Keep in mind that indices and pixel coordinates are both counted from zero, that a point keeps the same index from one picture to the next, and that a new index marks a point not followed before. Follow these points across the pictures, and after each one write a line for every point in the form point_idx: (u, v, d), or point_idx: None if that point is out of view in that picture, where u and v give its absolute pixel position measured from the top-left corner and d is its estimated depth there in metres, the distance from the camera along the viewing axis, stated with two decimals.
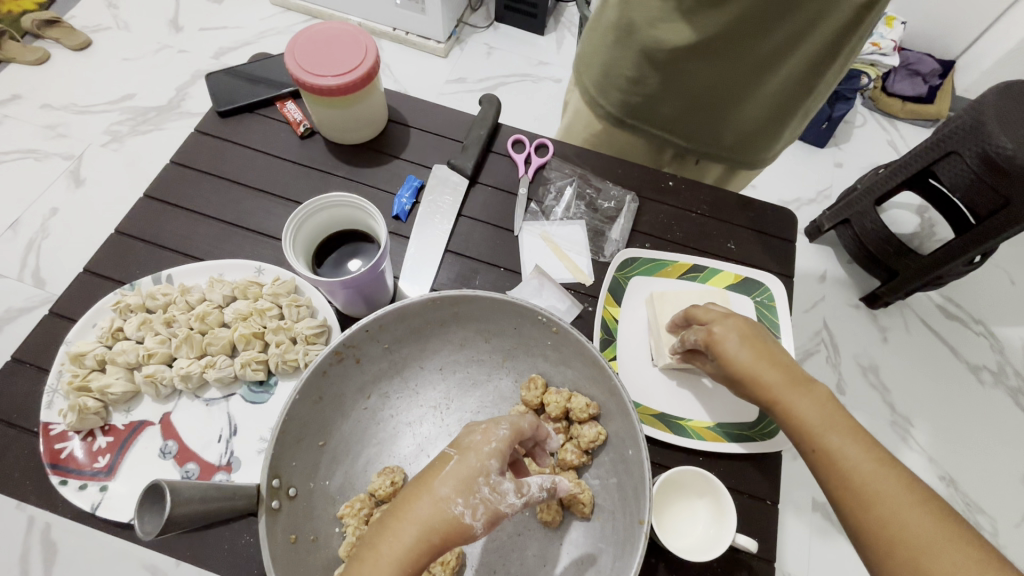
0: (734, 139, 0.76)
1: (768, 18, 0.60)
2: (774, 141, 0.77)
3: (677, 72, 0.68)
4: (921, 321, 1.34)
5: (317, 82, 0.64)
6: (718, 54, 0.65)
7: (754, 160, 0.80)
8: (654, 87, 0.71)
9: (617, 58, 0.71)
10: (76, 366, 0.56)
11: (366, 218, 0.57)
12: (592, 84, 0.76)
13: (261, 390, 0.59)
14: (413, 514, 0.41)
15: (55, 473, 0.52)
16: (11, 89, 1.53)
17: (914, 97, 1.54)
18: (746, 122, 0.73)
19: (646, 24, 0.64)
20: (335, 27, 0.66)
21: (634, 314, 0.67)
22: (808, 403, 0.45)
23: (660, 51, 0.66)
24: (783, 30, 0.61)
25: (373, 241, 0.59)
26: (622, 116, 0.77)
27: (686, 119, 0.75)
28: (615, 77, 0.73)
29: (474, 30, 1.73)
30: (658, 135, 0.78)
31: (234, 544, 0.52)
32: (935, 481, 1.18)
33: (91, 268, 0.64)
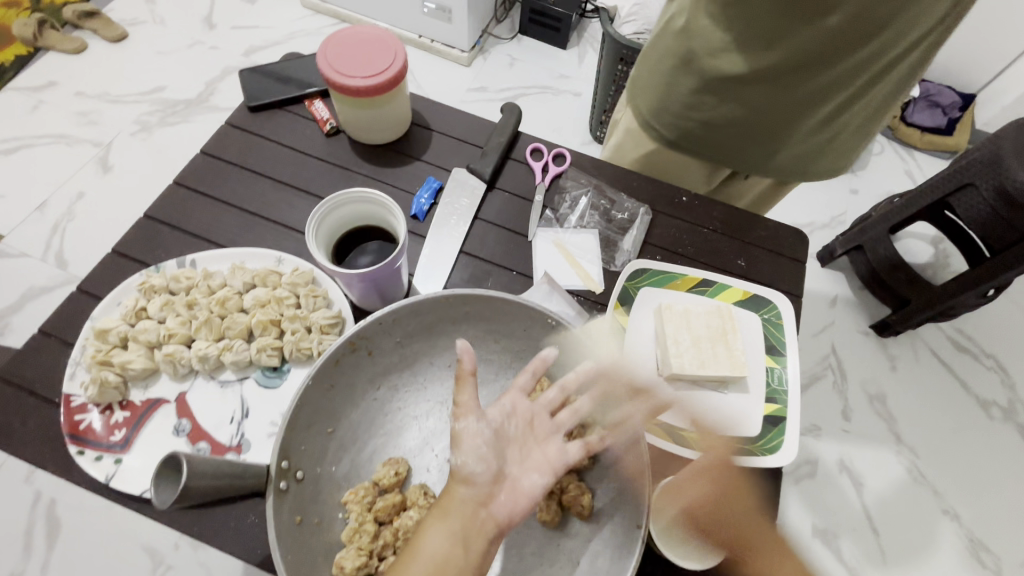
0: (784, 163, 0.78)
1: (838, 48, 0.62)
2: (825, 163, 0.80)
3: (740, 100, 0.70)
4: (931, 352, 1.33)
5: (348, 83, 0.67)
6: (784, 83, 0.66)
7: (802, 180, 0.82)
8: (713, 113, 0.72)
9: (672, 84, 0.72)
10: (100, 341, 0.58)
11: (386, 214, 0.59)
12: (644, 108, 0.77)
13: (274, 376, 0.60)
14: (448, 496, 0.49)
15: (74, 443, 0.54)
16: (48, 76, 1.58)
17: (933, 128, 1.54)
18: (802, 146, 0.76)
19: (707, 53, 0.66)
20: (365, 30, 0.68)
21: (641, 324, 0.68)
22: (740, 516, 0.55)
23: (721, 78, 0.67)
24: (852, 60, 0.64)
25: (391, 237, 0.60)
26: (673, 139, 0.78)
27: (742, 145, 0.76)
28: (670, 102, 0.74)
29: (498, 41, 1.76)
30: (709, 159, 0.79)
31: (241, 523, 0.54)
32: (938, 514, 1.16)
33: (120, 249, 0.67)
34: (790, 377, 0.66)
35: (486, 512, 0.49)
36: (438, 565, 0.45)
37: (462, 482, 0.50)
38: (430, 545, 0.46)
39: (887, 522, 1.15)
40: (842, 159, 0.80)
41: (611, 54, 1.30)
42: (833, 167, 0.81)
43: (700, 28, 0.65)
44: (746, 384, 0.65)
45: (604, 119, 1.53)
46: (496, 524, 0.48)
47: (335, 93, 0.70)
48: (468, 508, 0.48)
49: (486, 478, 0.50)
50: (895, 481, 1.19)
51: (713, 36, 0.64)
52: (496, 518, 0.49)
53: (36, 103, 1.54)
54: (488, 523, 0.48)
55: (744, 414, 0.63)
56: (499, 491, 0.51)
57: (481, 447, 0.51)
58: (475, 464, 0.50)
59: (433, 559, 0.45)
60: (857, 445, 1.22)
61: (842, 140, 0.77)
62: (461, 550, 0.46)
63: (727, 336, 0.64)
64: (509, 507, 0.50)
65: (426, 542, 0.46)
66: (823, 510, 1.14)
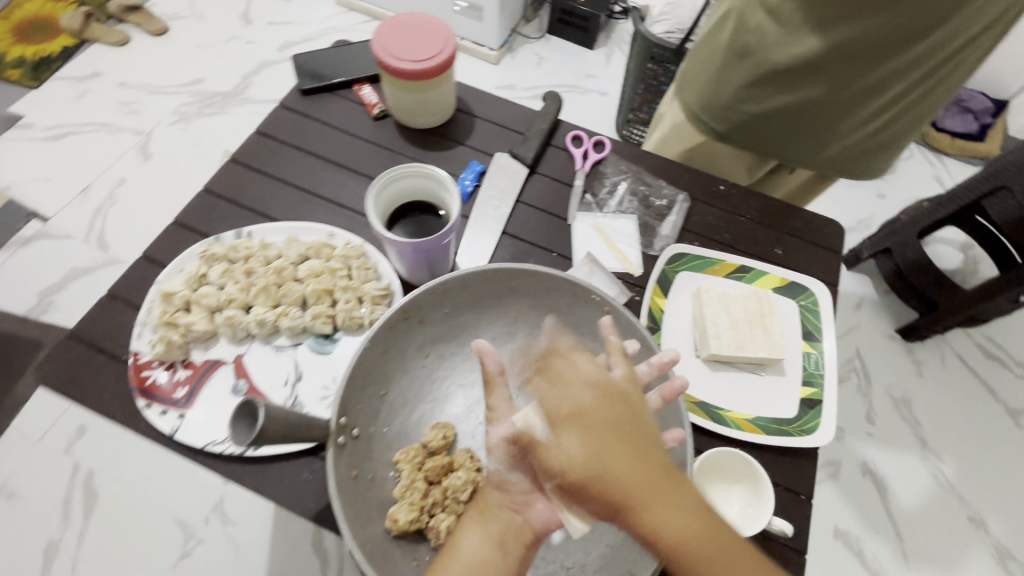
0: (834, 154, 0.79)
1: (897, 42, 0.63)
2: (874, 157, 0.81)
3: (794, 93, 0.71)
4: (958, 357, 1.32)
5: (406, 69, 0.69)
6: (839, 76, 0.68)
7: (851, 172, 0.83)
8: (765, 105, 0.74)
9: (725, 77, 0.74)
10: (165, 304, 0.62)
11: (439, 188, 0.61)
12: (695, 101, 0.80)
13: (326, 342, 0.63)
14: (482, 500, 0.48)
15: (142, 397, 0.58)
16: (92, 68, 1.63)
17: (965, 133, 1.54)
18: (853, 138, 0.77)
19: (762, 47, 0.68)
20: (412, 15, 0.71)
21: (679, 306, 0.69)
22: (674, 516, 0.35)
23: (775, 71, 0.69)
24: (910, 53, 0.64)
25: (443, 209, 0.63)
26: (724, 131, 0.80)
27: (793, 139, 0.77)
28: (722, 94, 0.76)
29: (526, 40, 1.78)
30: (757, 151, 0.81)
31: (294, 479, 0.56)
32: (963, 521, 1.15)
33: (181, 220, 0.70)
34: (826, 363, 0.67)
35: (523, 518, 0.46)
36: (477, 565, 0.42)
37: (495, 487, 0.49)
38: (468, 546, 0.44)
39: (913, 527, 1.13)
40: (893, 148, 0.81)
41: (641, 57, 1.25)
42: (886, 154, 0.82)
43: (755, 23, 0.67)
44: (783, 367, 0.66)
45: (632, 117, 1.45)
46: (534, 530, 0.46)
47: (391, 81, 0.73)
48: (502, 513, 0.47)
49: (523, 486, 0.48)
50: (921, 486, 1.17)
51: (769, 30, 0.67)
52: (532, 525, 0.46)
53: (81, 92, 1.60)
54: (523, 529, 0.46)
55: (780, 395, 0.64)
56: (537, 498, 0.47)
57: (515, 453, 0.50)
58: (510, 473, 0.49)
59: (473, 559, 0.43)
60: (883, 449, 1.20)
61: (895, 131, 0.77)
62: (500, 555, 0.44)
63: (765, 319, 0.65)
64: (546, 515, 0.46)
65: (464, 541, 0.44)
66: (846, 512, 1.13)
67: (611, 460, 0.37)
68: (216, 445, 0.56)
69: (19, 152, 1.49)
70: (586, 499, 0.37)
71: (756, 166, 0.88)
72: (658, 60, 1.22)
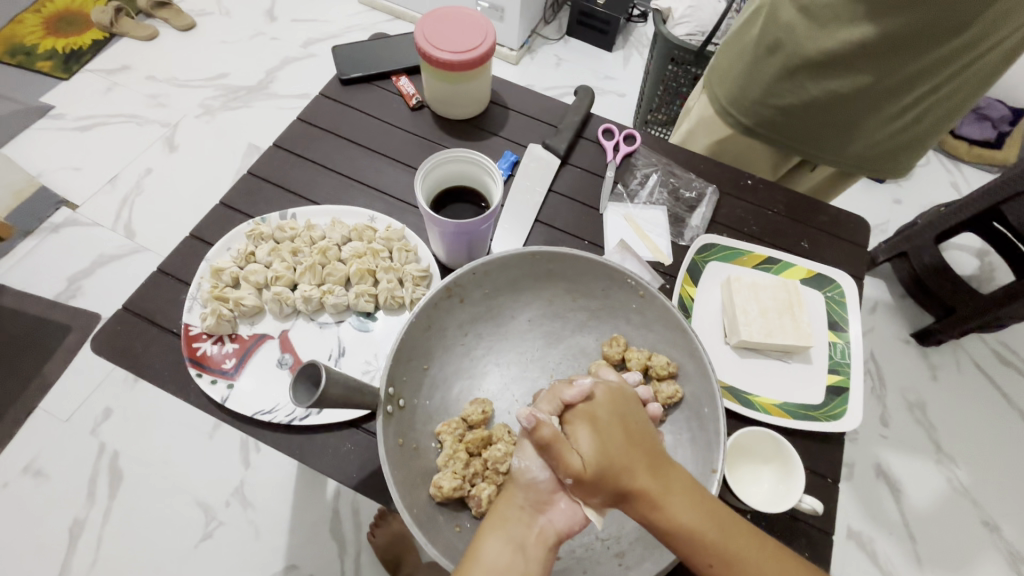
0: (861, 151, 0.81)
1: (925, 39, 0.64)
2: (904, 158, 0.81)
3: (821, 88, 0.73)
4: (974, 363, 1.30)
5: (454, 59, 0.71)
6: (867, 71, 0.69)
7: (877, 172, 0.84)
8: (793, 98, 0.76)
9: (756, 71, 0.77)
10: (215, 279, 0.65)
11: (480, 172, 0.64)
12: (725, 95, 0.82)
13: (368, 320, 0.65)
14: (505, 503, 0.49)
15: (193, 366, 0.60)
16: (121, 60, 1.61)
17: (982, 141, 1.54)
18: (880, 137, 0.78)
19: (792, 40, 0.70)
20: (450, 10, 0.73)
21: (709, 295, 0.71)
22: (683, 503, 0.45)
23: (804, 64, 0.71)
24: (941, 52, 0.65)
25: (486, 192, 0.66)
26: (752, 125, 0.82)
27: (821, 134, 0.79)
28: (752, 89, 0.79)
29: (545, 42, 1.80)
30: (784, 145, 0.83)
31: (337, 449, 0.58)
32: (977, 526, 1.13)
33: (227, 201, 0.73)
34: (853, 352, 0.68)
35: (546, 520, 0.48)
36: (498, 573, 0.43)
37: (522, 486, 0.49)
38: (490, 553, 0.45)
39: (924, 530, 1.13)
40: (923, 151, 0.81)
41: (660, 58, 1.22)
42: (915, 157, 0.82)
43: (786, 18, 0.70)
44: (810, 356, 0.67)
45: (650, 118, 1.44)
46: (556, 533, 0.47)
47: (437, 74, 0.75)
48: (525, 515, 0.48)
49: (548, 485, 0.49)
50: (934, 489, 1.16)
51: (799, 24, 0.69)
52: (555, 526, 0.47)
53: (110, 85, 1.57)
54: (546, 532, 0.47)
55: (807, 383, 0.66)
56: (561, 499, 0.49)
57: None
58: (538, 470, 0.49)
59: (494, 567, 0.44)
60: (896, 451, 1.20)
61: (926, 134, 0.77)
62: (521, 558, 0.45)
63: (794, 309, 0.67)
64: (569, 516, 0.48)
65: (486, 547, 0.45)
66: (861, 513, 1.13)
67: (624, 457, 0.46)
68: (263, 414, 0.59)
69: (48, 142, 1.46)
70: (601, 488, 0.45)
71: (781, 162, 0.90)
72: (679, 63, 1.19)
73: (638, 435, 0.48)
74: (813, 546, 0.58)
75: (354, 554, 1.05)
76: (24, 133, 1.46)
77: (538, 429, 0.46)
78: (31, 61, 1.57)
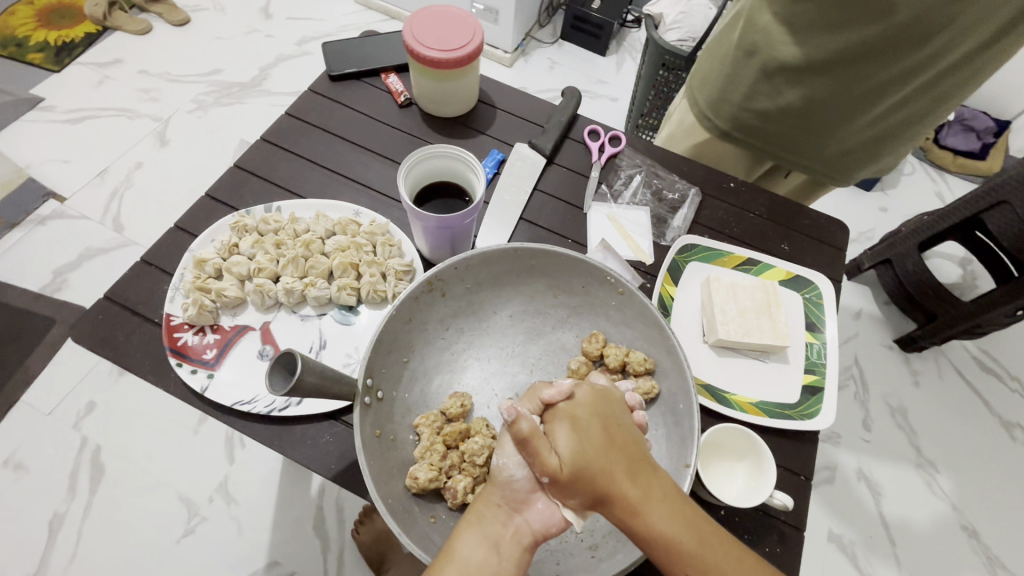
0: (834, 155, 0.82)
1: (896, 46, 0.65)
2: (878, 162, 0.83)
3: (797, 92, 0.74)
4: (954, 369, 1.32)
5: (453, 56, 0.72)
6: (840, 76, 0.71)
7: (849, 175, 0.86)
8: (769, 102, 0.77)
9: (733, 75, 0.78)
10: (197, 270, 0.65)
11: (461, 164, 0.65)
12: (704, 98, 0.84)
13: (350, 314, 0.66)
14: (483, 501, 0.48)
15: (174, 356, 0.60)
16: (113, 54, 1.61)
17: (966, 151, 1.56)
18: (853, 141, 0.80)
19: (768, 45, 0.71)
20: (428, 11, 0.74)
21: (689, 294, 0.72)
22: (661, 510, 0.44)
23: (780, 69, 0.73)
24: (910, 60, 0.67)
25: (471, 182, 0.66)
26: (729, 128, 0.84)
27: (797, 136, 0.81)
28: (729, 93, 0.80)
29: (539, 45, 1.82)
30: (759, 147, 0.85)
31: (316, 441, 0.58)
32: (956, 530, 1.15)
33: (212, 194, 0.73)
34: (829, 352, 0.69)
35: (522, 519, 0.47)
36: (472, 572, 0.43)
37: (499, 486, 0.49)
38: (465, 550, 0.45)
39: (903, 533, 1.14)
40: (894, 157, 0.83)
41: (652, 63, 1.24)
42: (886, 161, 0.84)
43: (763, 23, 0.70)
44: (787, 355, 0.68)
45: (641, 122, 1.45)
46: (533, 533, 0.47)
47: (436, 74, 0.75)
48: (501, 514, 0.47)
49: (525, 485, 0.49)
50: (913, 492, 1.18)
51: (774, 29, 0.70)
52: (531, 526, 0.47)
53: (101, 78, 1.56)
54: (523, 530, 0.47)
55: (784, 382, 0.67)
56: (538, 499, 0.49)
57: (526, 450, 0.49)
58: (515, 468, 0.49)
59: (467, 566, 0.43)
60: (876, 455, 1.21)
61: (897, 140, 0.79)
62: (495, 557, 0.44)
63: (772, 309, 0.68)
64: (546, 517, 0.48)
65: (461, 545, 0.45)
66: (841, 515, 1.15)
67: (602, 460, 0.46)
68: (243, 404, 0.59)
69: (37, 134, 1.45)
70: (577, 490, 0.45)
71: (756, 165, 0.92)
72: (669, 68, 1.20)
73: (619, 439, 0.47)
74: (786, 542, 0.59)
75: (337, 552, 1.04)
76: (12, 125, 1.45)
77: (517, 423, 0.47)
78: (22, 53, 1.56)
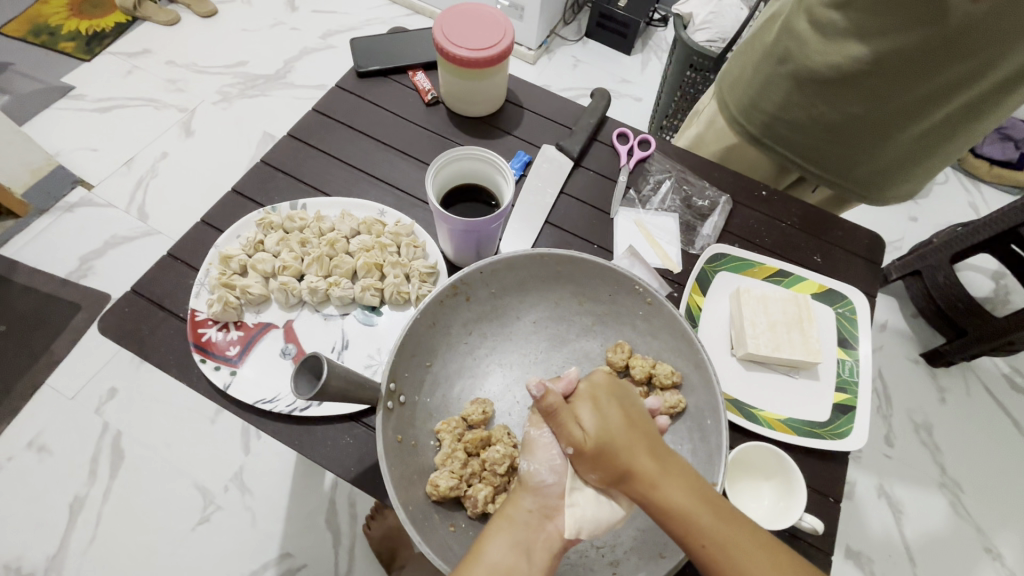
0: (866, 173, 0.80)
1: (935, 61, 0.63)
2: (911, 179, 0.81)
3: (831, 105, 0.73)
4: (983, 387, 1.28)
5: (499, 47, 0.72)
6: (879, 90, 0.68)
7: (882, 195, 0.83)
8: (803, 114, 0.75)
9: (766, 83, 0.76)
10: (223, 266, 0.65)
11: (481, 162, 0.64)
12: (733, 102, 0.82)
13: (372, 315, 0.66)
14: (513, 505, 0.49)
15: (198, 352, 0.61)
16: (142, 44, 1.62)
17: (1004, 161, 1.49)
18: (888, 158, 0.77)
19: (803, 53, 0.70)
20: (446, 23, 0.72)
21: (717, 304, 0.70)
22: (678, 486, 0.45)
23: (814, 78, 0.71)
24: (951, 75, 0.64)
25: (491, 173, 0.65)
26: (758, 135, 0.82)
27: (830, 151, 0.79)
28: (761, 100, 0.78)
29: (564, 42, 1.79)
30: (789, 159, 0.82)
31: (336, 442, 0.58)
32: (980, 554, 1.11)
33: (239, 189, 0.73)
34: (861, 370, 0.67)
35: (553, 526, 0.48)
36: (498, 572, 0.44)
37: (531, 490, 0.50)
38: (493, 553, 0.45)
39: (924, 554, 1.11)
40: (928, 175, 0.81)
41: (680, 63, 1.20)
42: (922, 178, 0.81)
43: (798, 28, 0.69)
44: (817, 371, 0.67)
45: (666, 124, 1.41)
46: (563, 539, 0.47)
47: (488, 73, 0.75)
48: (532, 520, 0.48)
49: (556, 490, 0.49)
50: (935, 512, 1.14)
51: (810, 38, 0.68)
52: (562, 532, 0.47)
53: (130, 68, 1.58)
54: (551, 536, 0.47)
55: (813, 399, 0.65)
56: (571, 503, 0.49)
57: (555, 457, 0.51)
58: (546, 473, 0.50)
59: (495, 566, 0.44)
60: (898, 472, 1.18)
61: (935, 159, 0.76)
62: (524, 559, 0.45)
63: (803, 324, 0.66)
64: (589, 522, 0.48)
65: (488, 547, 0.45)
66: (861, 532, 1.12)
67: (625, 437, 0.48)
68: (265, 403, 0.59)
69: (67, 122, 1.47)
70: (601, 465, 0.47)
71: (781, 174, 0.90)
72: (698, 69, 1.17)
73: (638, 418, 0.49)
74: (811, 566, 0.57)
75: (348, 548, 1.04)
76: (43, 113, 1.47)
77: (546, 398, 0.48)
78: (54, 41, 1.58)
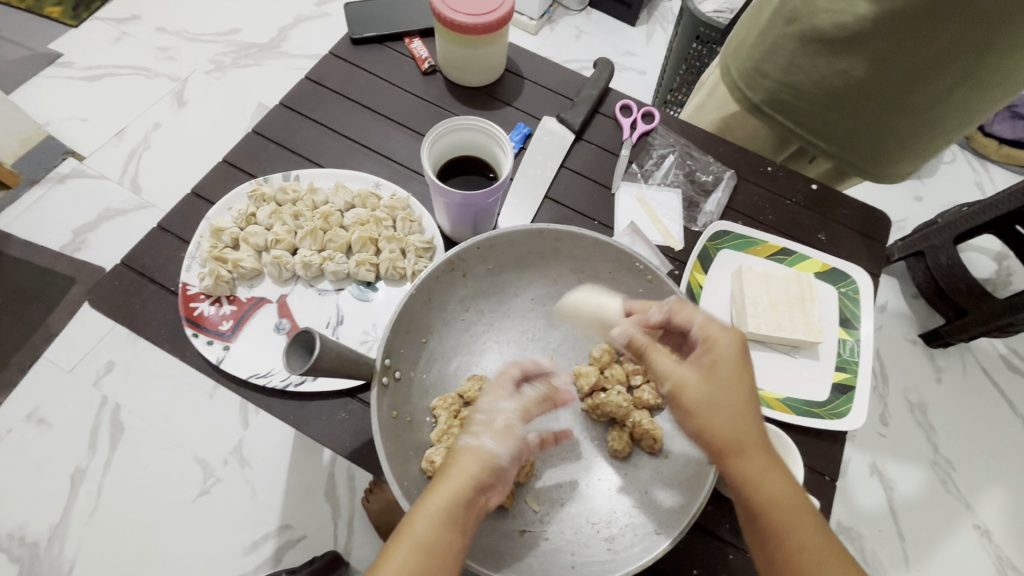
0: (866, 144, 0.78)
1: (943, 21, 0.60)
2: (909, 158, 0.78)
3: (833, 68, 0.70)
4: (982, 369, 1.27)
5: (495, 15, 0.69)
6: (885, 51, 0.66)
7: (880, 171, 0.81)
8: (808, 77, 0.73)
9: (772, 45, 0.73)
10: (214, 239, 0.64)
11: (482, 136, 0.62)
12: (736, 68, 0.80)
13: (368, 290, 0.65)
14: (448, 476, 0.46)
15: (190, 326, 0.60)
16: (130, 10, 1.56)
17: (1015, 141, 1.44)
18: (885, 128, 0.74)
19: (811, 11, 0.67)
20: None
21: (719, 283, 0.69)
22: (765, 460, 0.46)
23: (819, 38, 0.68)
24: (960, 39, 0.61)
25: (494, 150, 0.63)
26: (760, 103, 0.79)
27: (831, 120, 0.76)
28: (766, 63, 0.75)
29: (567, 12, 1.73)
30: (788, 127, 0.80)
31: (330, 418, 0.58)
32: (969, 530, 1.12)
33: (230, 159, 0.71)
34: (862, 350, 0.66)
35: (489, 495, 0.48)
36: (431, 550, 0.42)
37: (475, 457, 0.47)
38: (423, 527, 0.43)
39: (913, 530, 1.12)
40: (929, 153, 0.78)
41: (686, 35, 1.16)
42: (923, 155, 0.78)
43: None
44: (818, 351, 0.66)
45: (670, 98, 1.37)
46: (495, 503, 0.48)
47: (484, 41, 0.71)
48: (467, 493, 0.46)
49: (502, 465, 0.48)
50: (927, 490, 1.15)
51: None
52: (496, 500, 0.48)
53: (119, 35, 1.52)
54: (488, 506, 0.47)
55: (814, 378, 0.65)
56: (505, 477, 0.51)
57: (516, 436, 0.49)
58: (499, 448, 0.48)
59: (423, 541, 0.42)
60: (892, 450, 1.19)
61: (936, 134, 0.74)
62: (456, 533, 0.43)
63: (805, 303, 0.65)
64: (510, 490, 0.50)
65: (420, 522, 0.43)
66: (853, 510, 1.13)
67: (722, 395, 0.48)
68: (259, 377, 0.58)
69: (56, 91, 1.43)
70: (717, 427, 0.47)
71: (781, 147, 0.87)
72: (705, 41, 1.13)
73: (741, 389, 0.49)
74: None
75: (347, 520, 1.05)
76: (30, 81, 1.43)
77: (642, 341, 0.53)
78: (40, 6, 1.53)
